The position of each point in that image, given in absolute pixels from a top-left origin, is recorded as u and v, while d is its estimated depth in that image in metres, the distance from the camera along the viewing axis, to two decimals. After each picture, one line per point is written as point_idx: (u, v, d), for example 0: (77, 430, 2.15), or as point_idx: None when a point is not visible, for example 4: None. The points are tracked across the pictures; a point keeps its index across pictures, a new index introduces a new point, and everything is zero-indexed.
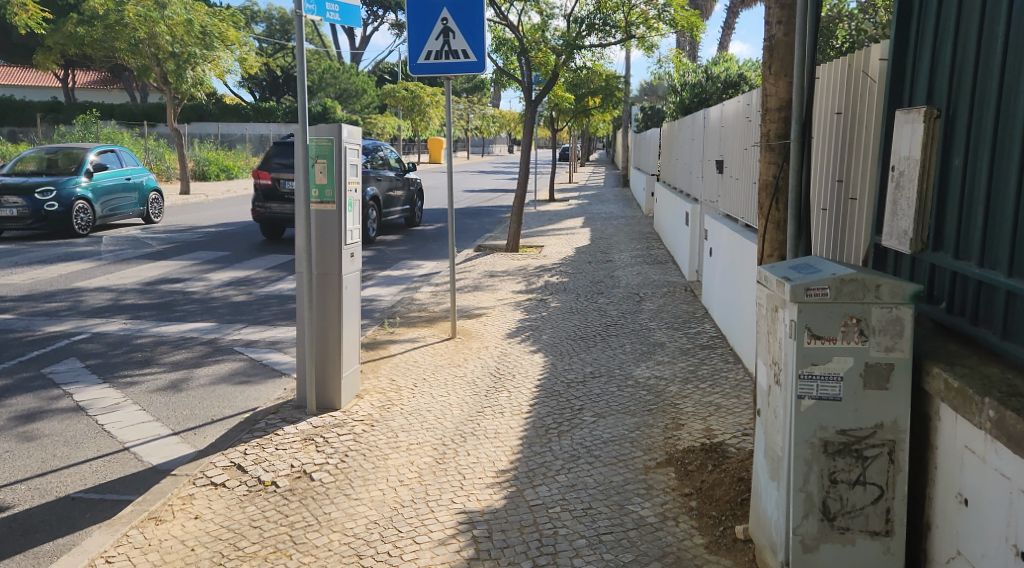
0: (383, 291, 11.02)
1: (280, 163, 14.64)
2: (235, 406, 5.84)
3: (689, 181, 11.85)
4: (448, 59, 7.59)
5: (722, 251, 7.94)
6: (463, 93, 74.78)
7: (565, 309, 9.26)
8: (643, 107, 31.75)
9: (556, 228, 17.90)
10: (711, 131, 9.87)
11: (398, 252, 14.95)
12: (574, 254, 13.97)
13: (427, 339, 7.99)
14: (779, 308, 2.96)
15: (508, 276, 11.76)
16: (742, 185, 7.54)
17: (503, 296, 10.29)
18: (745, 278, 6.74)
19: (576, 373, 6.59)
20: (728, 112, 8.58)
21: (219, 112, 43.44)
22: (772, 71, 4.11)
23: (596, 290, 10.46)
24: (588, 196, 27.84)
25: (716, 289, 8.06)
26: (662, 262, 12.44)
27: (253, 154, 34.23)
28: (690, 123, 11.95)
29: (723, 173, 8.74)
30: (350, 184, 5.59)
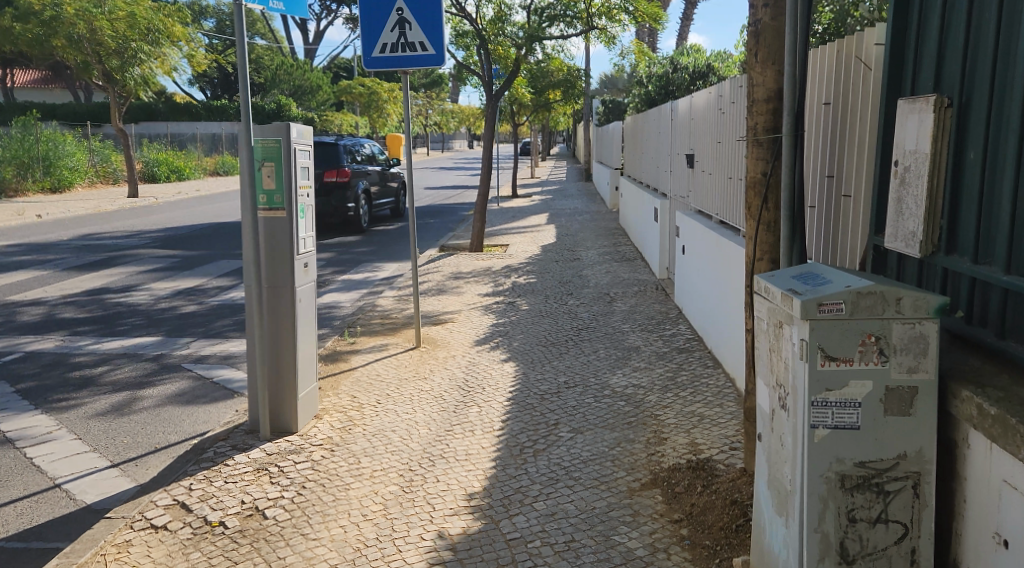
0: (343, 297, 10.58)
1: None
2: (181, 432, 5.39)
3: (657, 176, 11.57)
4: (405, 52, 7.18)
5: (696, 250, 7.66)
6: (422, 89, 74.14)
7: (534, 313, 8.91)
8: (604, 101, 31.52)
9: (520, 225, 17.54)
10: (680, 125, 9.58)
11: (358, 254, 14.48)
12: (541, 252, 13.63)
13: (391, 348, 7.60)
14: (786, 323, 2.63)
15: (473, 278, 11.37)
16: (715, 181, 7.26)
17: (468, 299, 9.92)
18: (722, 279, 6.45)
19: (549, 383, 6.25)
20: (698, 104, 8.30)
21: (169, 112, 42.41)
22: (759, 58, 3.81)
23: (565, 291, 10.13)
24: (551, 191, 27.55)
25: (690, 289, 7.79)
26: (631, 259, 12.14)
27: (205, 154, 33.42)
28: (656, 116, 11.67)
29: (694, 167, 8.46)
30: (302, 189, 5.18)
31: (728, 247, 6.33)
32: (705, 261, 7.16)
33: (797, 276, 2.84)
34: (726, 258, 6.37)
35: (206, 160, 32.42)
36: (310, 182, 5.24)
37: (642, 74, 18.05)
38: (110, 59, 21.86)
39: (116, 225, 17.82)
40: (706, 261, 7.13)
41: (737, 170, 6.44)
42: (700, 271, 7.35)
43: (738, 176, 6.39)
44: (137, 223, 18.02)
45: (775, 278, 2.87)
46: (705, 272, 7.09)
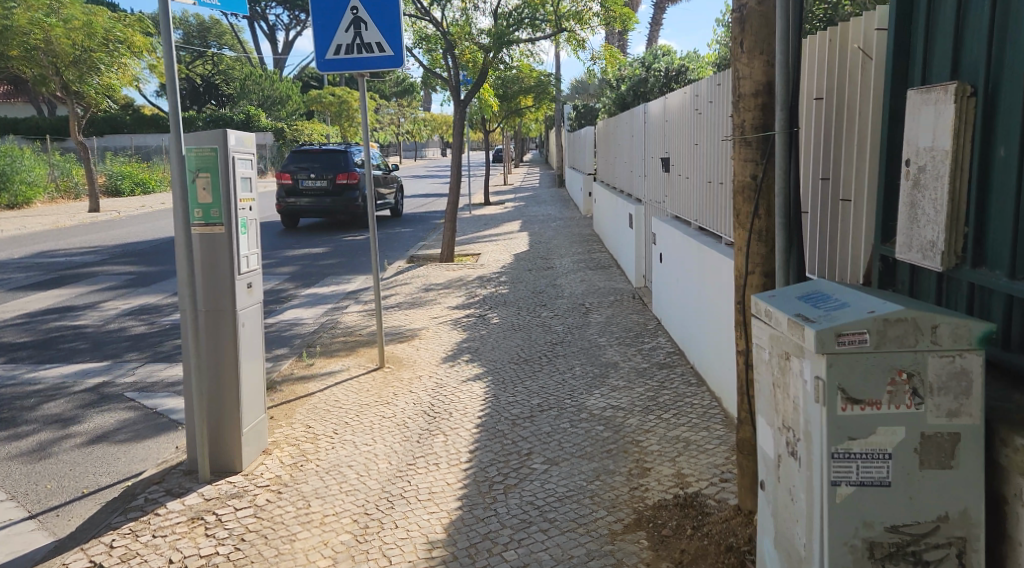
0: (305, 313, 10.05)
1: (296, 165, 17.95)
2: (111, 475, 4.92)
3: (631, 181, 11.16)
4: (361, 54, 6.71)
5: (674, 258, 7.24)
6: (393, 97, 73.57)
7: (505, 326, 8.44)
8: (576, 106, 31.14)
9: (493, 234, 17.06)
10: (654, 127, 9.17)
11: (324, 266, 13.95)
12: (513, 261, 13.16)
13: (352, 370, 7.09)
14: (791, 356, 2.40)
15: (443, 290, 10.87)
16: (694, 184, 6.83)
17: (437, 312, 9.44)
18: (703, 290, 6.02)
19: (520, 406, 5.78)
20: (673, 105, 7.88)
21: (134, 123, 41.52)
22: (745, 47, 3.39)
23: (538, 302, 9.67)
24: (525, 198, 27.07)
25: (670, 300, 7.37)
26: (606, 267, 11.70)
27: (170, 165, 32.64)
28: (629, 119, 11.26)
29: (670, 170, 8.04)
30: (243, 202, 4.68)
31: (709, 256, 5.91)
32: (684, 270, 6.75)
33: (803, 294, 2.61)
34: (707, 267, 5.94)
35: None
36: (253, 194, 4.75)
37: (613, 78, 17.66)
38: (65, 70, 21.25)
39: (72, 240, 17.14)
40: (685, 270, 6.70)
41: (717, 173, 6.03)
42: (679, 280, 6.94)
43: (719, 180, 5.97)
44: (94, 238, 17.32)
45: (778, 296, 2.63)
46: (685, 282, 6.67)
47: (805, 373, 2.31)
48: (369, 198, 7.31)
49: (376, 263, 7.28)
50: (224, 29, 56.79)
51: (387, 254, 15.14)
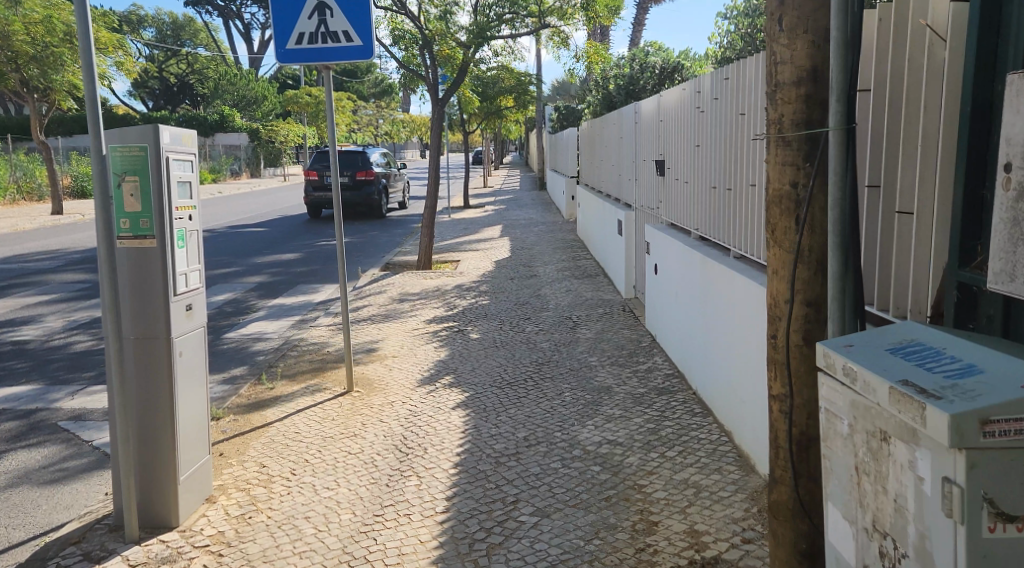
0: (270, 327, 9.36)
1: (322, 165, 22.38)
2: (30, 526, 4.21)
3: (619, 185, 10.56)
4: (326, 44, 6.04)
5: (671, 268, 6.63)
6: (371, 99, 72.88)
7: (486, 342, 7.79)
8: (558, 107, 30.58)
9: (473, 239, 16.44)
10: (646, 127, 8.56)
11: (295, 274, 13.26)
12: (494, 269, 12.53)
13: (317, 393, 6.40)
14: (905, 442, 1.99)
15: (420, 300, 10.22)
16: (696, 189, 6.21)
17: (413, 325, 8.78)
18: (709, 308, 5.41)
19: (504, 439, 5.14)
20: (669, 102, 7.27)
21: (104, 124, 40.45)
22: (785, 26, 2.75)
23: (521, 314, 9.03)
24: (506, 201, 26.47)
25: (666, 317, 6.76)
26: (593, 276, 11.08)
27: None
28: (617, 119, 10.63)
29: (666, 173, 7.43)
30: (181, 210, 3.99)
31: (715, 269, 5.29)
32: (684, 283, 6.13)
33: (893, 347, 2.19)
34: (712, 283, 5.32)
35: None
36: (193, 200, 4.08)
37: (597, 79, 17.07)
38: (26, 66, 20.25)
39: (29, 244, 16.26)
40: (685, 284, 6.10)
41: (723, 176, 5.40)
42: (677, 294, 6.34)
43: (726, 185, 5.35)
44: (52, 243, 16.44)
45: (865, 351, 2.20)
46: (686, 298, 6.05)
47: (928, 473, 1.93)
48: (334, 205, 6.61)
49: (344, 275, 6.56)
50: (198, 28, 55.78)
51: (362, 261, 14.44)
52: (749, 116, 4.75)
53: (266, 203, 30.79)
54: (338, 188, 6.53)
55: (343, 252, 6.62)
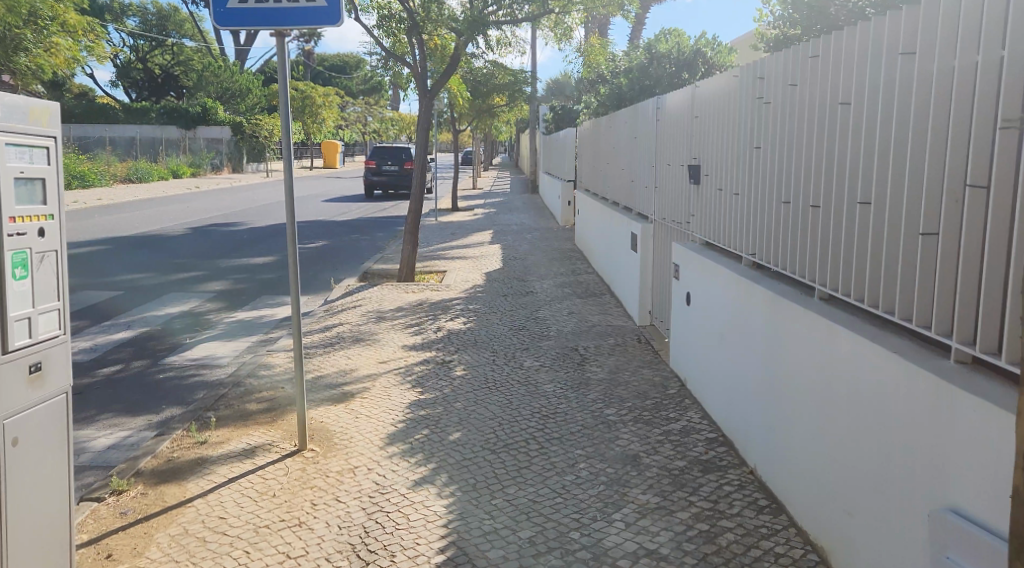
0: (222, 349, 7.89)
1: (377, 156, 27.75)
2: None
3: (630, 192, 9.22)
4: (280, 2, 4.64)
5: (710, 304, 5.34)
6: (361, 96, 71.72)
7: (476, 381, 6.39)
8: (553, 106, 29.26)
9: (462, 245, 15.08)
10: (671, 125, 7.21)
11: (262, 282, 11.79)
12: (485, 282, 11.15)
13: (258, 453, 4.96)
14: None
15: (402, 319, 8.79)
16: (754, 204, 4.86)
17: (389, 353, 7.40)
18: (775, 367, 4.12)
19: (501, 541, 3.79)
20: (710, 94, 5.90)
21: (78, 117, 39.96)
22: None
23: (519, 341, 7.67)
24: (496, 204, 25.22)
25: (702, 363, 5.47)
26: (597, 294, 9.75)
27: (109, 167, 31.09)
28: (630, 116, 9.29)
29: (702, 181, 6.07)
30: (25, 220, 2.84)
31: (787, 318, 3.98)
32: (733, 328, 4.84)
33: None
34: (784, 333, 4.02)
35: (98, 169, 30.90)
36: (48, 206, 2.94)
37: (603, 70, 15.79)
38: None
39: None
40: (735, 329, 4.79)
41: (803, 189, 4.06)
42: (721, 338, 5.05)
43: (809, 200, 4.01)
44: None
45: None
46: (737, 346, 4.75)
47: None
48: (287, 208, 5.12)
49: (297, 296, 5.10)
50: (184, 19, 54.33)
51: (339, 268, 13.04)
52: (864, 105, 3.41)
53: (245, 199, 29.29)
54: (291, 184, 5.05)
55: (296, 267, 5.10)
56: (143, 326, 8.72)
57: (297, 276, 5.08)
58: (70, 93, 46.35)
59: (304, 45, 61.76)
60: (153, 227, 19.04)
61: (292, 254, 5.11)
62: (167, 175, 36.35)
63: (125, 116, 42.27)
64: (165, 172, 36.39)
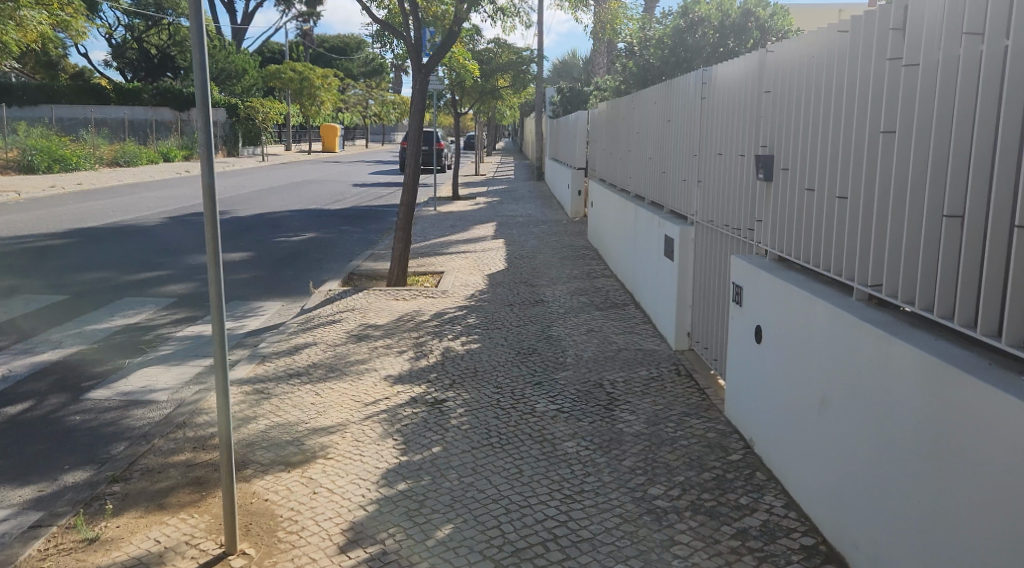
0: (167, 377, 6.42)
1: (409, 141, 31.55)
2: None
3: (661, 186, 7.76)
4: None
5: (791, 346, 3.99)
6: (362, 79, 70.47)
7: (477, 435, 4.97)
8: (560, 89, 27.78)
9: (463, 240, 13.58)
10: (723, 104, 5.71)
11: (233, 284, 10.32)
12: (487, 286, 9.72)
13: (164, 563, 3.50)
14: None
15: (387, 340, 7.31)
16: (881, 213, 3.37)
17: (368, 387, 5.98)
18: (928, 471, 2.83)
19: None
20: (794, 61, 4.42)
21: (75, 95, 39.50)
22: None
23: (528, 371, 6.23)
24: (499, 191, 23.80)
25: (778, 421, 4.15)
26: (618, 304, 8.33)
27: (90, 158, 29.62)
28: (662, 93, 7.77)
29: (779, 177, 4.59)
30: None
31: (962, 406, 2.65)
32: (836, 388, 3.52)
33: None
34: (949, 424, 2.70)
35: (82, 153, 29.36)
36: None
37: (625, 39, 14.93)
38: None
39: None
40: (841, 390, 3.47)
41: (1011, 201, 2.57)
42: (813, 397, 3.74)
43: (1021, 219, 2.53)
44: None
45: None
46: (845, 416, 3.44)
47: None
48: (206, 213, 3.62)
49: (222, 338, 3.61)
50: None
51: (323, 266, 11.59)
52: None
53: (235, 184, 27.75)
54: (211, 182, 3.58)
55: (219, 294, 3.62)
56: (80, 344, 7.27)
57: (221, 307, 3.61)
58: (63, 73, 44.87)
59: (302, 24, 59.82)
60: (129, 216, 17.56)
61: (214, 280, 3.62)
62: (156, 158, 34.80)
63: (117, 98, 40.87)
64: (155, 155, 34.82)
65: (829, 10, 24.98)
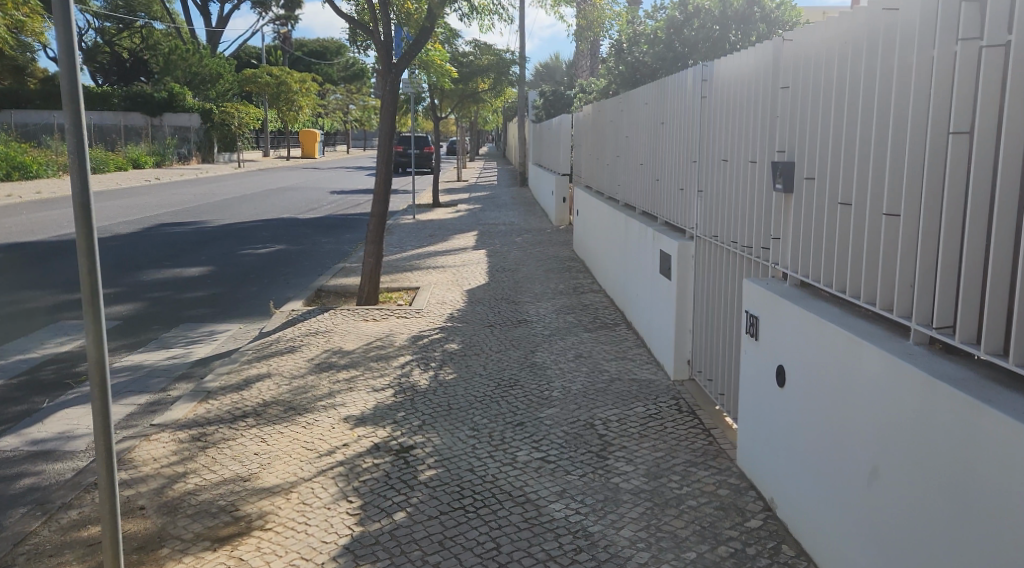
0: (92, 422, 5.68)
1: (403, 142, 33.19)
2: None
3: (654, 196, 7.03)
4: None
5: (827, 397, 3.27)
6: (344, 83, 69.66)
7: (447, 495, 4.22)
8: (543, 92, 27.07)
9: (440, 251, 12.82)
10: (728, 103, 4.98)
11: (189, 304, 9.54)
12: (465, 304, 8.98)
13: None
14: None
15: (350, 371, 6.53)
16: (951, 237, 2.67)
17: (323, 432, 5.24)
18: None
19: None
20: (817, 50, 3.70)
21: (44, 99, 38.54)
22: None
23: (506, 408, 5.49)
24: (481, 198, 23.07)
25: (810, 485, 3.43)
26: (608, 324, 7.61)
27: (54, 167, 28.58)
28: (654, 94, 7.06)
29: (801, 187, 3.87)
30: None
31: None
32: (891, 456, 2.80)
33: None
34: None
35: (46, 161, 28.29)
36: None
37: (611, 36, 14.19)
38: None
39: None
40: (899, 458, 2.75)
41: None
42: (858, 463, 3.02)
43: None
44: None
45: None
46: (905, 492, 2.73)
47: None
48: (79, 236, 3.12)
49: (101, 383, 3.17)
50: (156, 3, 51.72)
51: (289, 282, 10.81)
52: None
53: (208, 192, 26.91)
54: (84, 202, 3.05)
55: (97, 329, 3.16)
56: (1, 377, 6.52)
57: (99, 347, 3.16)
58: (35, 78, 43.78)
59: (280, 28, 58.81)
60: (89, 227, 16.67)
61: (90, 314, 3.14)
62: (127, 166, 33.82)
63: (89, 104, 39.85)
64: (126, 162, 33.85)
65: (818, 10, 24.30)
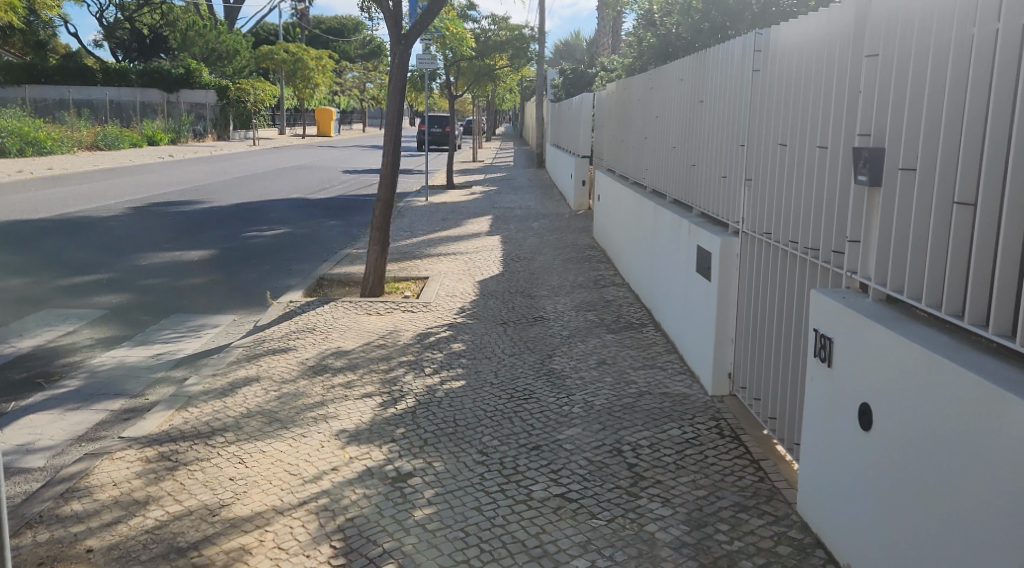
0: (55, 433, 5.00)
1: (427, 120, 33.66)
2: None
3: (690, 184, 6.27)
4: None
5: (946, 456, 2.55)
6: (360, 60, 68.81)
7: (455, 542, 3.52)
8: (562, 70, 26.16)
9: (452, 237, 12.09)
10: (788, 77, 4.21)
11: (183, 292, 8.86)
12: (477, 296, 8.27)
13: None
14: None
15: (347, 376, 5.81)
16: None
17: (310, 451, 4.53)
18: None
19: None
20: (923, 8, 2.94)
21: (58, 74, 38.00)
22: None
23: (519, 427, 4.79)
24: (497, 180, 22.29)
25: (912, 560, 2.73)
26: (634, 325, 6.88)
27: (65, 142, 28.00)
28: (692, 67, 6.26)
29: (895, 182, 3.12)
30: None
31: None
32: None
33: None
34: None
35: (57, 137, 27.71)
36: None
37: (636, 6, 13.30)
38: None
39: None
40: None
41: None
42: (993, 549, 2.32)
43: None
44: None
45: None
46: None
47: None
48: None
49: None
50: None
51: (292, 269, 10.11)
52: None
53: (219, 170, 26.24)
54: None
55: None
56: None
57: None
58: (52, 53, 43.21)
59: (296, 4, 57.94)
60: (91, 205, 16.03)
61: None
62: (140, 142, 33.21)
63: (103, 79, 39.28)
64: (139, 139, 33.26)
65: None
